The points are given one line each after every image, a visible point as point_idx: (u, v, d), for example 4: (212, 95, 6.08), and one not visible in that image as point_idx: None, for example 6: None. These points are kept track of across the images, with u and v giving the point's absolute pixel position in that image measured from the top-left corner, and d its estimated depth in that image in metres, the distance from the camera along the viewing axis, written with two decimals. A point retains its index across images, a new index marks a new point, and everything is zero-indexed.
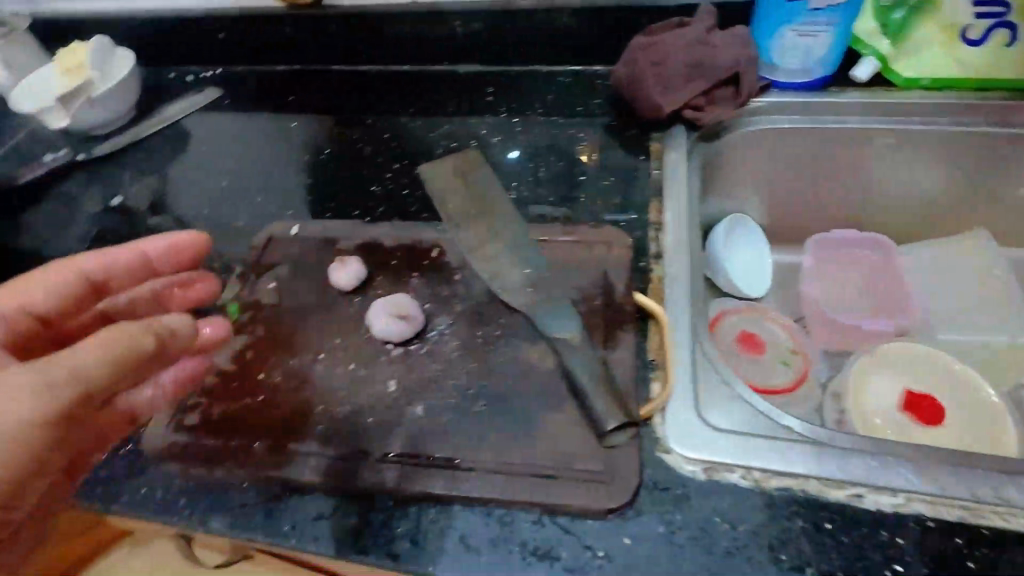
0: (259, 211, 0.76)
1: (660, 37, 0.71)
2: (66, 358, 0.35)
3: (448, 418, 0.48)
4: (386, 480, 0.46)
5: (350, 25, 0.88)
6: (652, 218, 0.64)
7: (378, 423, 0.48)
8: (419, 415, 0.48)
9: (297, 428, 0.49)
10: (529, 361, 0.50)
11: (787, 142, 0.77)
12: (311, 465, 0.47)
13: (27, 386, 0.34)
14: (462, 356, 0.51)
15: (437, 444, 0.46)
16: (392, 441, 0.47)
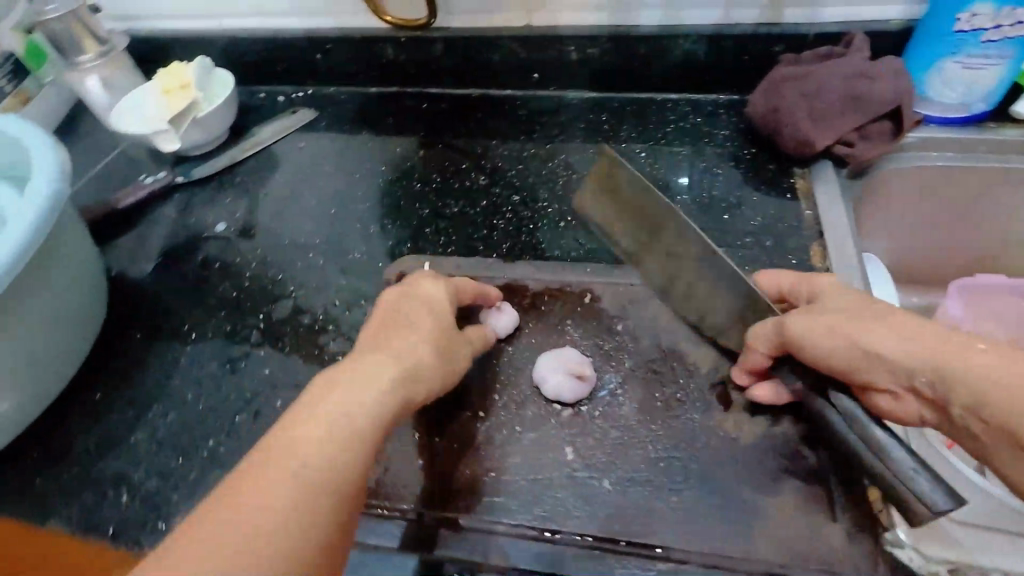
0: (371, 239, 0.72)
1: (811, 70, 0.67)
2: (370, 400, 0.39)
3: (644, 496, 0.46)
4: (588, 568, 0.44)
5: (459, 49, 0.85)
6: (817, 264, 0.62)
7: (571, 498, 0.47)
8: (609, 490, 0.47)
9: (482, 497, 0.47)
10: (721, 432, 0.49)
11: (939, 180, 0.71)
12: (504, 544, 0.45)
13: (350, 414, 0.37)
14: (645, 421, 0.50)
15: (637, 528, 0.45)
16: (587, 522, 0.45)
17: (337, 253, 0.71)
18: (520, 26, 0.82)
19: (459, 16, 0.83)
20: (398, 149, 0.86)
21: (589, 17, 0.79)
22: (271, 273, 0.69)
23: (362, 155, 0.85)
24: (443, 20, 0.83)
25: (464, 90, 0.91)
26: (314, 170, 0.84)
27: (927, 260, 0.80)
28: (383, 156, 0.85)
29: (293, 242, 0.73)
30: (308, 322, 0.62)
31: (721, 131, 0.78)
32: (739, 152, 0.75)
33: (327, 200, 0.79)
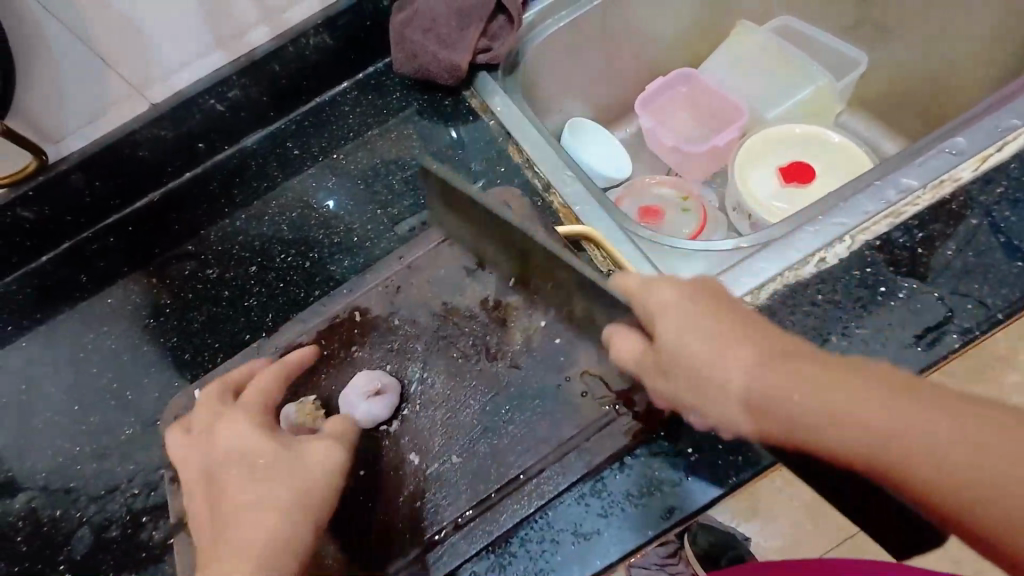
0: (135, 406, 0.64)
1: (416, 5, 0.70)
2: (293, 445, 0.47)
3: (484, 446, 0.50)
4: (487, 533, 0.46)
5: (103, 167, 0.72)
6: (519, 159, 0.68)
7: (437, 487, 0.49)
8: (457, 462, 0.49)
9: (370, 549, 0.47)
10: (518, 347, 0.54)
11: (570, 38, 0.79)
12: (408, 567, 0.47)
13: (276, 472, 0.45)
14: (455, 382, 0.52)
15: (501, 470, 0.48)
16: (460, 502, 0.48)
17: (106, 445, 0.62)
18: (144, 110, 0.71)
19: (72, 134, 0.68)
20: (109, 300, 0.74)
21: (200, 68, 0.71)
22: (47, 513, 0.60)
23: (75, 331, 0.72)
24: (57, 150, 0.69)
25: (142, 199, 0.79)
26: (24, 381, 0.69)
27: (616, 96, 0.89)
28: (97, 316, 0.73)
29: (49, 468, 0.62)
30: (121, 532, 0.57)
31: (395, 96, 0.80)
32: (419, 103, 0.78)
33: (60, 401, 0.67)
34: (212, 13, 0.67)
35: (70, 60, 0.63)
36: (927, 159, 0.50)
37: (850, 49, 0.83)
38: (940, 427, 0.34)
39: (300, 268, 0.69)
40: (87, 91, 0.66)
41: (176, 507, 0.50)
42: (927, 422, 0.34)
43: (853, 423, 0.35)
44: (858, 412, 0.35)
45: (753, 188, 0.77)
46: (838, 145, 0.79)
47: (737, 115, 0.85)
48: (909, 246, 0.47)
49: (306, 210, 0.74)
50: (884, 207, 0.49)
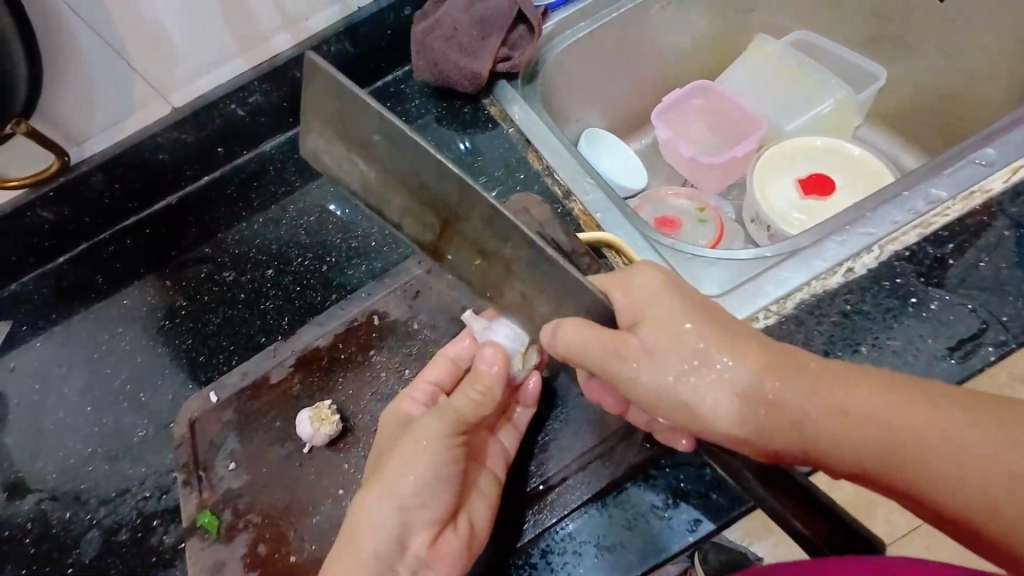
0: (149, 408, 0.64)
1: (438, 14, 0.71)
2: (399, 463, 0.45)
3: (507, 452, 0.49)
4: (508, 543, 0.46)
5: (124, 169, 0.73)
6: (538, 167, 0.68)
7: None
8: None
9: None
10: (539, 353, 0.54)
11: (588, 49, 0.79)
12: None
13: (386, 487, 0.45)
14: None
15: (523, 478, 0.48)
16: None
17: (119, 447, 0.62)
18: (167, 114, 0.72)
19: (94, 137, 0.69)
20: (125, 301, 0.74)
21: (223, 72, 0.72)
22: (57, 516, 0.59)
23: (90, 331, 0.72)
24: (79, 152, 0.69)
25: (159, 201, 0.78)
26: (37, 381, 0.69)
27: (632, 107, 0.89)
28: (112, 317, 0.73)
29: (61, 469, 0.62)
30: (131, 536, 0.57)
31: (414, 103, 0.80)
32: (437, 111, 0.78)
33: (73, 402, 0.66)
34: (236, 19, 0.68)
35: (96, 63, 0.64)
36: (955, 170, 0.50)
37: (868, 63, 0.83)
38: (944, 421, 0.34)
39: (317, 272, 0.69)
40: (111, 94, 0.67)
41: (189, 511, 0.49)
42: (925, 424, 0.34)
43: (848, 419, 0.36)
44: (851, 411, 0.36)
45: (772, 200, 0.77)
46: (858, 157, 0.79)
47: (754, 126, 0.84)
48: (939, 257, 0.47)
49: (324, 215, 0.74)
50: (913, 218, 0.48)
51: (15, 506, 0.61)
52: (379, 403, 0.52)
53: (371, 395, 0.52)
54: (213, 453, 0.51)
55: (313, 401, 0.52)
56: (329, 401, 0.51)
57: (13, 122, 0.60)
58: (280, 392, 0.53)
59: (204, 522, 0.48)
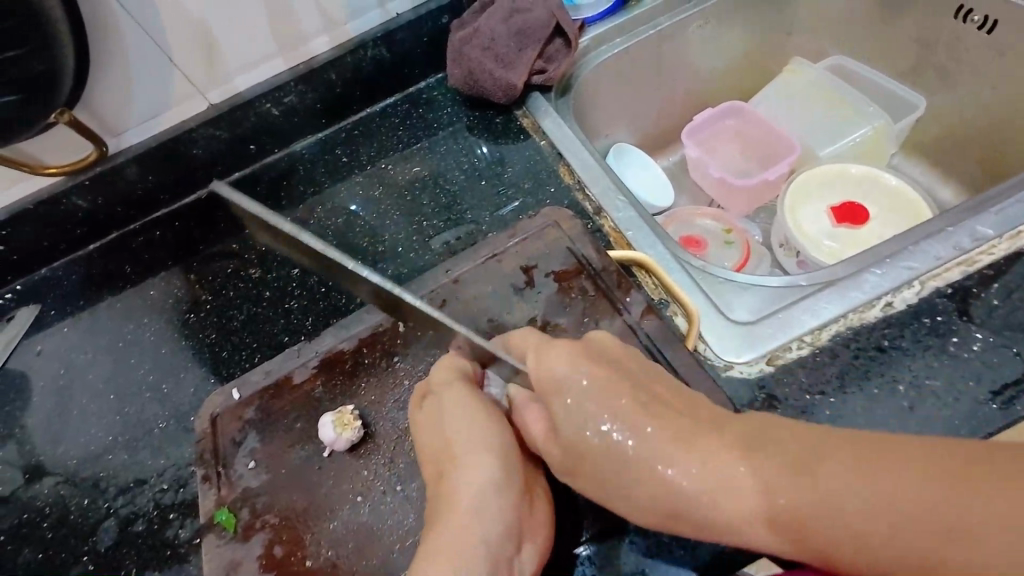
0: (170, 400, 0.64)
1: (477, 24, 0.72)
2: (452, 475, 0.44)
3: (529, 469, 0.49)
4: None
5: (158, 162, 0.74)
6: (569, 181, 0.68)
7: None
8: None
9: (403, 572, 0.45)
10: None
11: (624, 65, 0.79)
12: None
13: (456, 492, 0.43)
14: None
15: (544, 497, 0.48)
16: None
17: (139, 437, 0.62)
18: (204, 109, 0.73)
19: (132, 128, 0.70)
20: (151, 292, 0.75)
21: (262, 71, 0.73)
22: (75, 502, 0.59)
23: (116, 320, 0.73)
24: (117, 143, 0.70)
25: (190, 195, 0.80)
26: (62, 366, 0.70)
27: (662, 124, 0.89)
28: (138, 307, 0.74)
29: (82, 455, 0.62)
30: (147, 527, 0.57)
31: (447, 111, 0.80)
32: (468, 119, 0.79)
33: (96, 389, 0.67)
34: (278, 20, 0.69)
35: (141, 58, 0.65)
36: (1001, 209, 0.49)
37: (907, 92, 0.82)
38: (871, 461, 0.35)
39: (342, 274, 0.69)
40: (152, 88, 0.68)
41: (206, 508, 0.49)
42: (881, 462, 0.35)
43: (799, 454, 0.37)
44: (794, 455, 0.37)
45: (804, 226, 0.76)
46: (893, 187, 0.78)
47: (787, 150, 0.83)
48: (985, 297, 0.46)
49: (352, 218, 0.74)
50: (956, 255, 0.48)
51: (34, 490, 0.61)
52: (401, 410, 0.52)
53: (394, 402, 0.52)
54: (233, 450, 0.51)
55: (335, 404, 0.52)
56: (351, 405, 0.51)
57: (57, 111, 0.62)
58: (302, 393, 0.53)
59: (222, 519, 0.48)
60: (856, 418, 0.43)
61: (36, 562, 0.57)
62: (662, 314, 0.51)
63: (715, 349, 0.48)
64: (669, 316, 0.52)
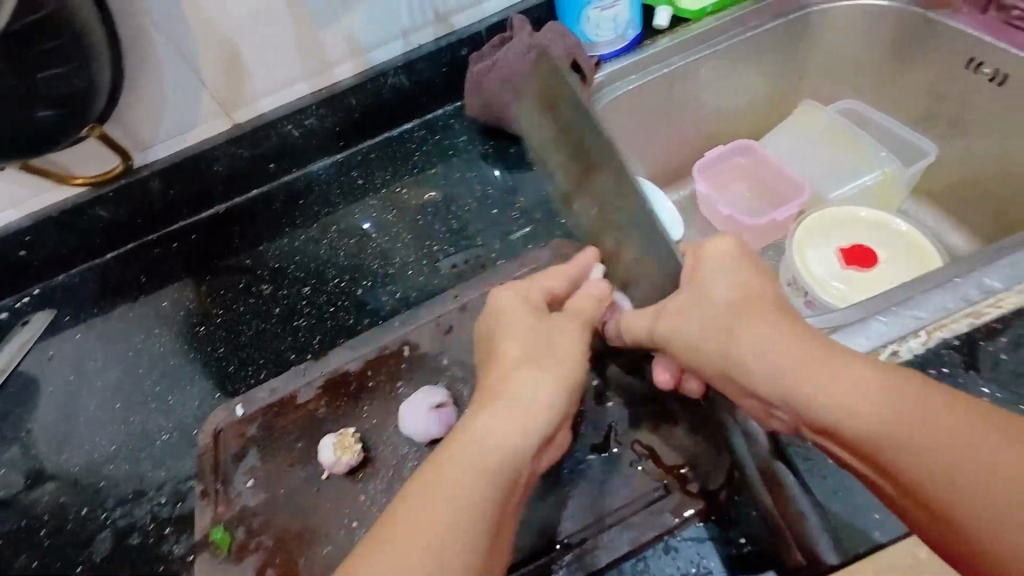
0: (174, 412, 0.65)
1: (494, 58, 0.74)
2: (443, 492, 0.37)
3: None
4: None
5: (181, 176, 0.76)
6: (578, 214, 0.69)
7: None
8: None
9: None
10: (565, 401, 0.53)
11: (637, 102, 0.81)
12: None
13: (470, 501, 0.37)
14: None
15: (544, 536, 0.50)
16: None
17: (141, 448, 0.63)
18: (228, 129, 0.76)
19: (160, 143, 0.73)
20: (164, 302, 0.76)
21: (287, 95, 0.76)
22: (73, 511, 0.60)
23: (127, 329, 0.74)
24: (144, 157, 0.73)
25: (209, 209, 0.82)
26: (71, 373, 0.71)
27: (675, 159, 0.90)
28: (149, 318, 0.75)
29: (84, 463, 0.63)
30: (142, 540, 0.57)
31: (462, 139, 0.82)
32: (483, 148, 0.80)
33: (104, 396, 0.68)
34: (305, 48, 0.73)
35: (173, 76, 0.68)
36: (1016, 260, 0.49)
37: (918, 139, 0.82)
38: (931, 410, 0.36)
39: (350, 294, 0.70)
40: (182, 106, 0.71)
41: (202, 525, 0.49)
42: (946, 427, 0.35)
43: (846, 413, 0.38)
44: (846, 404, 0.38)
45: (811, 267, 0.75)
46: (905, 233, 0.78)
47: (797, 189, 0.84)
48: (987, 349, 0.46)
49: (364, 238, 0.76)
50: (963, 306, 0.48)
51: (34, 496, 0.61)
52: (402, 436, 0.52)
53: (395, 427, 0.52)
54: (234, 468, 0.52)
55: (337, 425, 0.52)
56: (352, 428, 0.51)
57: (88, 126, 0.65)
58: (306, 413, 0.53)
59: (217, 537, 0.48)
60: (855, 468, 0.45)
61: (32, 569, 0.58)
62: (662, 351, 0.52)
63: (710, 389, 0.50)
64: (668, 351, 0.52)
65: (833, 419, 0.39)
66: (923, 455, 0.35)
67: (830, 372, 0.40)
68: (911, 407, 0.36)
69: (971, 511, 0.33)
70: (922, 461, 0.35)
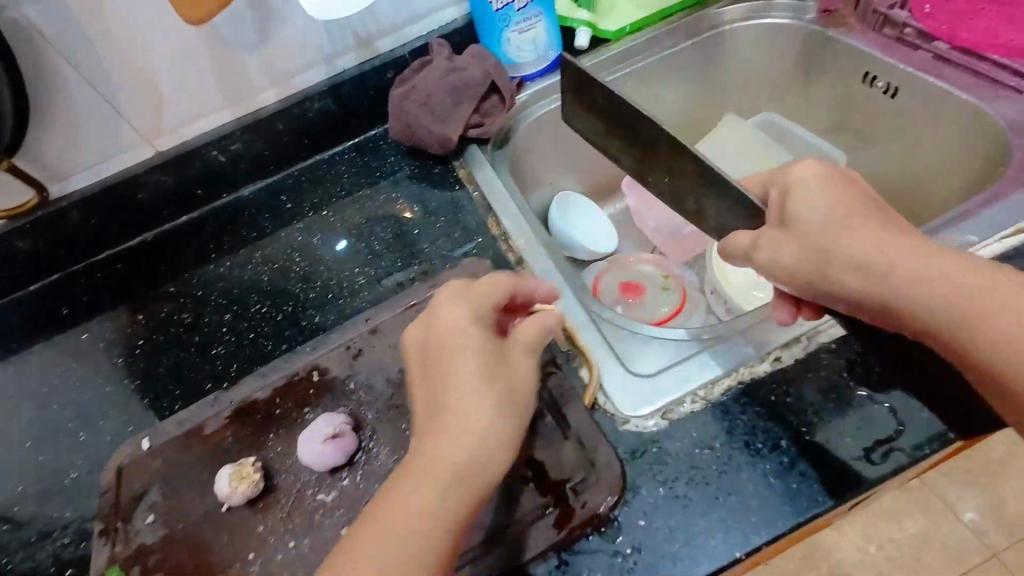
0: (87, 449, 0.63)
1: (413, 82, 0.76)
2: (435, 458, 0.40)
3: None
4: None
5: (101, 206, 0.75)
6: (496, 232, 0.70)
7: None
8: None
9: None
10: None
11: (560, 120, 0.83)
12: None
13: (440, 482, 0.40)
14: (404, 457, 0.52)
15: None
16: None
17: (50, 488, 0.61)
18: (150, 158, 0.75)
19: (78, 174, 0.72)
20: (83, 335, 0.74)
21: (209, 121, 0.76)
22: None
23: (44, 365, 0.72)
24: (61, 188, 0.72)
25: (135, 238, 0.81)
26: None
27: (604, 174, 0.92)
28: (67, 352, 0.73)
29: None
30: None
31: (390, 160, 0.83)
32: (410, 168, 0.81)
33: (14, 436, 0.66)
34: (225, 75, 0.73)
35: (87, 107, 0.68)
36: None
37: (830, 150, 0.85)
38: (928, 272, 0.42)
39: (272, 320, 0.70)
40: (101, 135, 0.71)
41: (97, 565, 0.48)
42: (945, 272, 0.42)
43: (886, 267, 0.43)
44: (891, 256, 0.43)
45: (728, 275, 0.78)
46: None
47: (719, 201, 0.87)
48: None
49: (289, 262, 0.76)
50: None
51: None
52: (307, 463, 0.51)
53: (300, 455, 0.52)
54: (134, 504, 0.50)
55: (241, 455, 0.52)
56: (254, 457, 0.51)
57: None
58: (210, 445, 0.53)
59: None
60: (743, 474, 0.47)
61: None
62: (567, 367, 0.53)
63: (614, 402, 0.51)
64: (574, 368, 0.53)
65: (886, 257, 0.43)
66: (955, 292, 0.41)
67: (871, 231, 0.45)
68: (924, 262, 0.42)
69: (993, 325, 0.39)
70: (952, 301, 0.41)
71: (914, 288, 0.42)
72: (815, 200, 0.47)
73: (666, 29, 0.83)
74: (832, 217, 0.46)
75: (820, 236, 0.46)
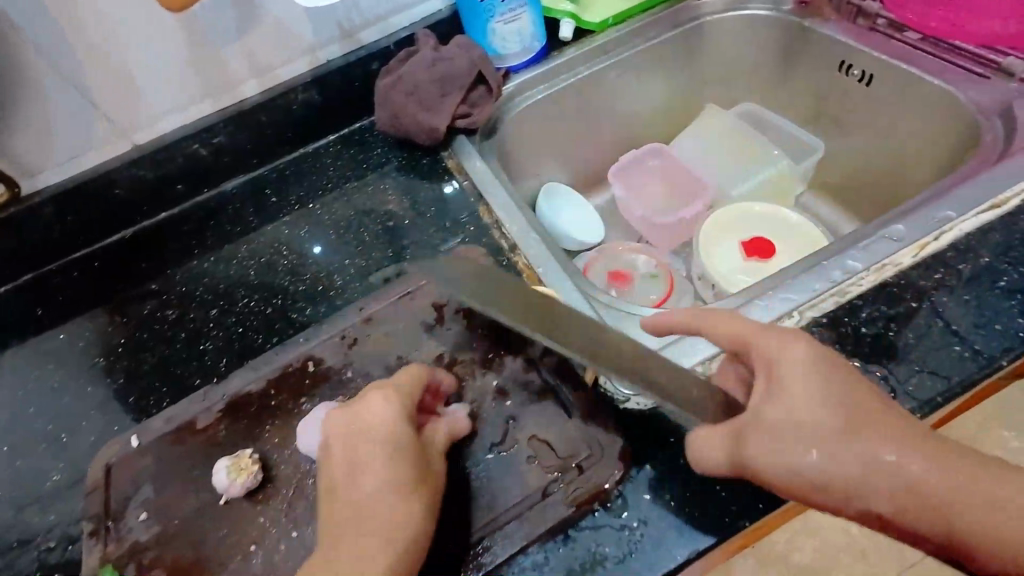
0: (70, 449, 0.62)
1: (400, 72, 0.75)
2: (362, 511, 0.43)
3: None
4: None
5: (77, 202, 0.72)
6: (488, 220, 0.70)
7: None
8: None
9: None
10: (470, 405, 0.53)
11: (546, 111, 0.84)
12: None
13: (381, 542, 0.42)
14: None
15: (435, 540, 0.46)
16: None
17: (31, 491, 0.59)
18: (127, 151, 0.73)
19: (51, 169, 0.69)
20: (61, 335, 0.72)
21: (188, 114, 0.74)
22: None
23: (19, 366, 0.70)
24: (32, 183, 0.69)
25: (112, 235, 0.78)
26: None
27: (590, 165, 0.93)
28: (44, 352, 0.71)
29: None
30: None
31: (376, 152, 0.82)
32: (398, 159, 0.80)
33: None
34: (204, 67, 0.71)
35: (60, 99, 0.65)
36: (868, 244, 0.54)
37: (808, 137, 0.88)
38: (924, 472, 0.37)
39: (260, 314, 0.69)
40: (75, 129, 0.68)
41: (89, 564, 0.46)
42: (943, 464, 0.37)
43: (881, 472, 0.37)
44: (872, 471, 0.37)
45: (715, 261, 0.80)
46: (798, 223, 0.83)
47: (701, 189, 0.89)
48: (852, 326, 0.50)
49: (276, 255, 0.74)
50: (831, 287, 0.52)
51: None
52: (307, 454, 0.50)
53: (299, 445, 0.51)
54: (126, 501, 0.49)
55: (238, 448, 0.51)
56: (251, 449, 0.50)
57: None
58: (204, 439, 0.52)
59: None
60: None
61: None
62: (566, 349, 0.54)
63: (613, 382, 0.52)
64: None
65: (866, 472, 0.37)
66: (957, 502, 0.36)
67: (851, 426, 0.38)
68: (923, 455, 0.37)
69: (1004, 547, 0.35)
70: (954, 519, 0.36)
71: (920, 497, 0.36)
72: (799, 362, 0.40)
73: (647, 20, 0.85)
74: (798, 414, 0.38)
75: (785, 428, 0.38)
